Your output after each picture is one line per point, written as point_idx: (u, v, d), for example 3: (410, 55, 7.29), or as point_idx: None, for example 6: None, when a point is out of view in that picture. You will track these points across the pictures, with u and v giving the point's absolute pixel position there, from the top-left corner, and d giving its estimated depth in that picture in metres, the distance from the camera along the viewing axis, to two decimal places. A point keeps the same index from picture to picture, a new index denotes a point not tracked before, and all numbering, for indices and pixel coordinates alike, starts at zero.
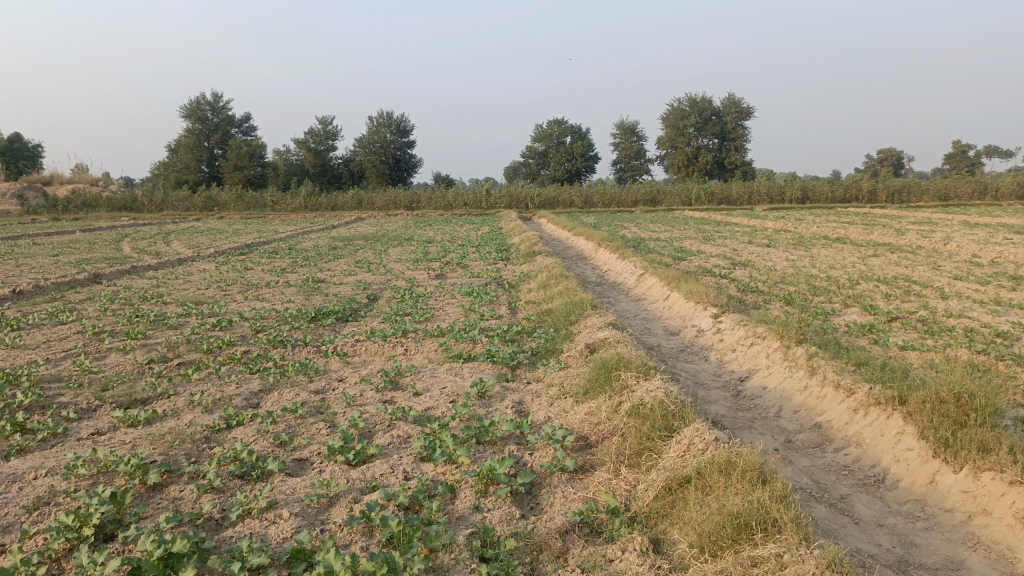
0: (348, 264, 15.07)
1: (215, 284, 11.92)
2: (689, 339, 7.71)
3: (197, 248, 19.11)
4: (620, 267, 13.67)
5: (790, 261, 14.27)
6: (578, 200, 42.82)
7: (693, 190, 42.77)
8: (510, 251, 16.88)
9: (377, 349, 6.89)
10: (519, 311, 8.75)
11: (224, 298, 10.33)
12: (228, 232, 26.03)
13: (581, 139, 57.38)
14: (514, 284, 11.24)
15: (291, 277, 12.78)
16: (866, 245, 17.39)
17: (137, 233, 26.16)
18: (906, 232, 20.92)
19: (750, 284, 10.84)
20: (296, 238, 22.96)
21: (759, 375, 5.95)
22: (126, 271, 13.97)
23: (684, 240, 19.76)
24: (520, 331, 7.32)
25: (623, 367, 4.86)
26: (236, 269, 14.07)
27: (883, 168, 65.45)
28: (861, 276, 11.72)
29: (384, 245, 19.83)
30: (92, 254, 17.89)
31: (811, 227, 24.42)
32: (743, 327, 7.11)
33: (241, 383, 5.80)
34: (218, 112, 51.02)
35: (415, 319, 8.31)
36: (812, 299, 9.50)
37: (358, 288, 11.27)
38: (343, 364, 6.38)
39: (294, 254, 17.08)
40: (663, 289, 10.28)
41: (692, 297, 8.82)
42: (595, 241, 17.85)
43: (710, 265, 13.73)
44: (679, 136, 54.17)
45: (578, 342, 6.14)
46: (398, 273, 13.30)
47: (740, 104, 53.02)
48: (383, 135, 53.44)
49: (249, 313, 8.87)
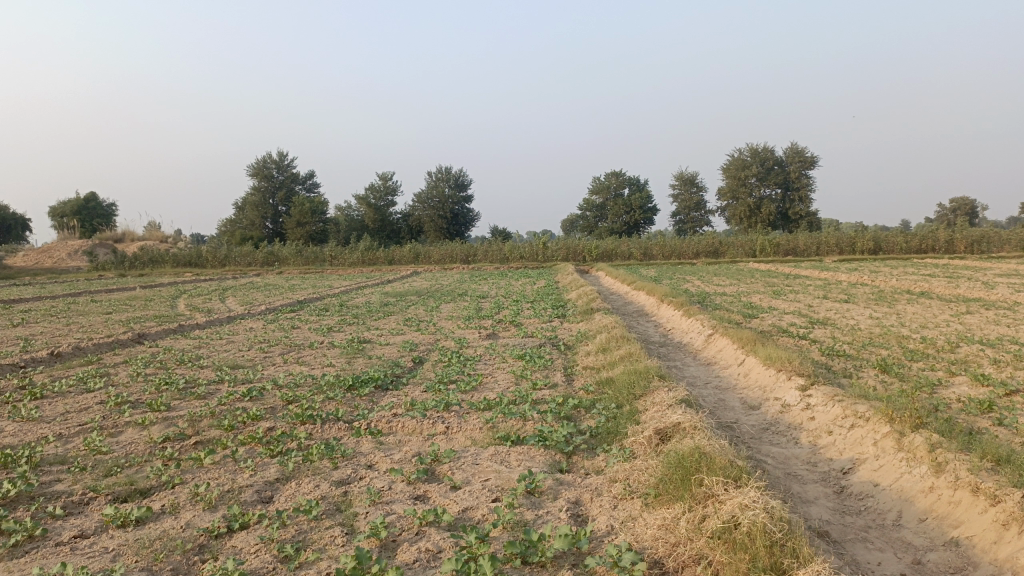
0: (397, 321, 14.48)
1: (257, 345, 11.39)
2: (772, 415, 6.70)
3: (250, 305, 18.92)
4: (686, 325, 12.69)
5: (873, 319, 13.07)
6: (637, 252, 42.14)
7: (756, 242, 41.53)
8: (568, 307, 16.12)
9: (415, 426, 6.10)
10: (577, 380, 7.87)
11: (262, 362, 9.74)
12: (283, 288, 25.95)
13: (639, 191, 56.70)
14: (571, 346, 10.41)
15: (337, 337, 12.21)
16: (955, 300, 16.00)
17: (196, 289, 26.30)
18: (995, 285, 19.33)
19: (834, 348, 9.74)
20: (349, 293, 22.67)
21: (867, 469, 4.94)
22: (172, 330, 13.65)
23: (753, 295, 18.68)
24: (578, 406, 6.44)
25: (701, 462, 3.97)
26: (284, 328, 13.62)
27: (956, 217, 62.78)
28: (960, 337, 10.50)
29: (436, 300, 19.28)
30: (146, 312, 17.84)
31: (889, 280, 22.95)
32: (838, 404, 6.10)
33: (258, 470, 5.08)
34: (282, 170, 52.24)
35: (461, 388, 7.52)
36: (910, 366, 8.37)
37: (404, 350, 10.58)
38: (374, 446, 5.60)
39: (345, 311, 16.61)
40: (737, 354, 9.28)
41: (772, 364, 7.81)
42: (656, 297, 16.95)
43: (785, 324, 12.65)
44: (739, 187, 52.97)
45: (646, 425, 5.22)
46: (448, 332, 12.62)
47: (803, 153, 51.67)
48: (441, 189, 53.75)
49: (284, 380, 8.22)
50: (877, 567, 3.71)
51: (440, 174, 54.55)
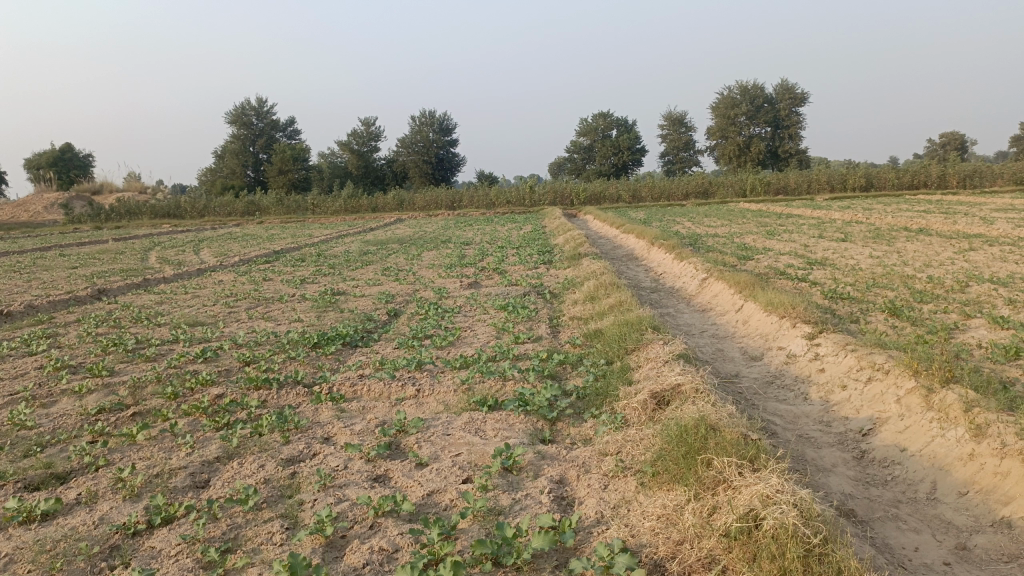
0: (376, 271, 13.76)
1: (222, 299, 10.67)
2: (776, 366, 6.12)
3: (223, 257, 18.09)
4: (678, 269, 12.07)
5: (874, 258, 12.42)
6: (626, 194, 41.30)
7: (747, 181, 40.69)
8: (555, 252, 15.45)
9: (383, 389, 5.47)
10: (563, 332, 7.22)
11: (225, 318, 9.04)
12: (262, 238, 24.99)
13: (627, 132, 55.48)
14: (557, 294, 9.75)
15: (309, 289, 11.49)
16: (956, 236, 15.41)
17: (171, 241, 25.34)
18: (994, 221, 18.73)
19: (838, 290, 9.13)
20: (329, 243, 21.83)
21: (890, 431, 4.36)
22: (136, 284, 12.88)
23: (746, 236, 18.04)
24: (563, 362, 5.81)
25: (708, 434, 3.37)
26: (254, 280, 12.87)
27: (948, 152, 61.84)
28: (969, 275, 9.91)
29: (418, 248, 18.55)
30: (114, 266, 17.01)
31: (884, 217, 22.34)
32: (852, 354, 5.49)
33: (199, 449, 4.46)
34: (261, 116, 50.57)
35: (436, 344, 6.85)
36: (921, 309, 7.76)
37: (379, 302, 9.87)
38: (334, 415, 4.95)
39: (321, 261, 15.84)
40: (734, 299, 8.67)
41: (774, 310, 7.20)
42: (646, 240, 16.28)
43: (782, 265, 12.01)
44: (729, 126, 51.85)
45: (639, 387, 4.57)
46: (428, 282, 11.93)
47: (794, 90, 50.53)
48: (425, 134, 52.33)
49: (243, 338, 7.53)
50: (915, 554, 3.12)
51: (424, 118, 53.06)
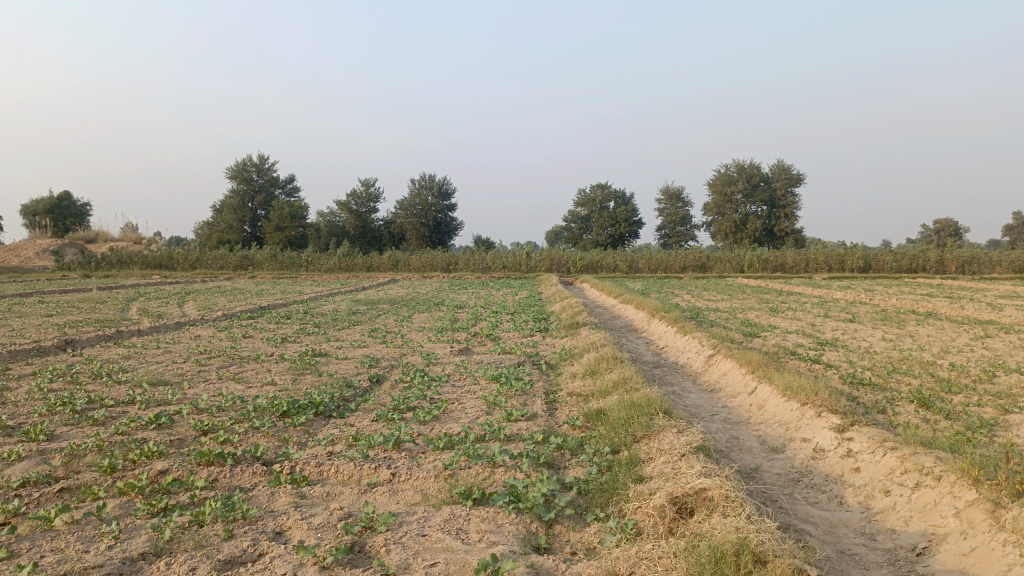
0: (363, 332, 13.08)
1: (193, 357, 9.94)
2: (802, 461, 5.41)
3: (206, 311, 17.39)
4: (681, 345, 11.43)
5: (886, 342, 11.82)
6: (623, 264, 40.93)
7: (744, 258, 40.47)
8: (551, 320, 14.83)
9: (353, 472, 4.74)
10: (560, 410, 6.53)
11: (192, 378, 8.29)
12: (251, 293, 24.33)
13: (625, 203, 55.66)
14: (554, 366, 9.09)
15: (289, 350, 10.76)
16: (966, 322, 14.85)
17: (156, 293, 24.55)
18: (1001, 307, 18.25)
19: (856, 375, 8.48)
20: (318, 301, 21.17)
21: (951, 553, 3.65)
22: (107, 336, 12.14)
23: (748, 312, 17.48)
24: (562, 447, 5.10)
25: (756, 572, 2.69)
26: (232, 337, 12.15)
27: (943, 238, 62.12)
28: (994, 364, 9.29)
29: (409, 309, 17.91)
30: (89, 316, 16.27)
31: (888, 299, 21.85)
32: (891, 453, 4.81)
33: (124, 541, 3.71)
34: (262, 172, 50.53)
35: (418, 419, 6.12)
36: (952, 401, 7.10)
37: (361, 367, 9.15)
38: (292, 504, 4.22)
39: (306, 320, 15.13)
40: (745, 380, 8.01)
41: (793, 396, 6.54)
42: (646, 311, 15.69)
43: (791, 345, 11.40)
44: (725, 203, 52.04)
45: (652, 485, 3.87)
46: (416, 346, 11.25)
47: (790, 170, 50.96)
48: (424, 197, 52.35)
49: (205, 401, 6.78)
50: None
51: (424, 181, 53.14)
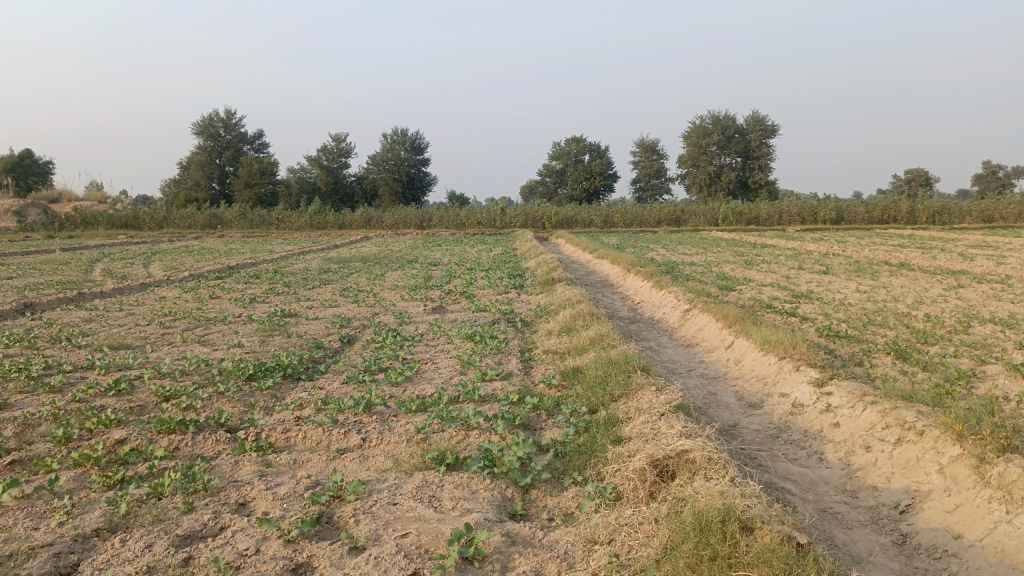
0: (334, 291, 12.80)
1: (158, 319, 9.63)
2: (781, 417, 5.33)
3: (173, 271, 16.95)
4: (657, 299, 11.32)
5: (862, 293, 11.81)
6: (598, 219, 40.72)
7: (719, 211, 40.45)
8: (527, 276, 14.65)
9: (321, 437, 4.56)
10: (536, 369, 6.38)
11: (156, 342, 8.01)
12: (220, 252, 23.79)
13: (600, 157, 55.23)
14: (529, 323, 8.93)
15: (258, 310, 10.48)
16: (939, 272, 14.91)
17: (122, 253, 23.91)
18: (972, 257, 18.38)
19: (833, 328, 8.43)
20: (289, 259, 20.75)
21: (936, 511, 3.58)
22: (68, 298, 11.74)
23: (724, 265, 17.43)
24: (538, 408, 4.96)
25: (745, 544, 2.58)
26: (199, 297, 11.82)
27: (913, 189, 62.62)
28: (968, 314, 9.29)
29: (382, 267, 17.62)
30: (51, 278, 15.77)
31: (861, 250, 21.94)
32: (872, 408, 4.73)
33: (77, 517, 3.51)
34: (229, 128, 49.29)
35: (390, 380, 5.94)
36: (930, 352, 7.06)
37: (332, 327, 8.91)
38: (257, 472, 4.04)
39: (276, 279, 14.80)
40: (722, 334, 7.92)
41: (772, 350, 6.44)
42: (622, 266, 15.55)
43: (767, 297, 11.34)
44: (700, 155, 51.83)
45: (632, 447, 3.73)
46: (389, 304, 11.02)
47: (764, 121, 50.77)
48: (396, 152, 51.48)
49: (168, 365, 6.53)
50: None
51: (395, 137, 52.19)
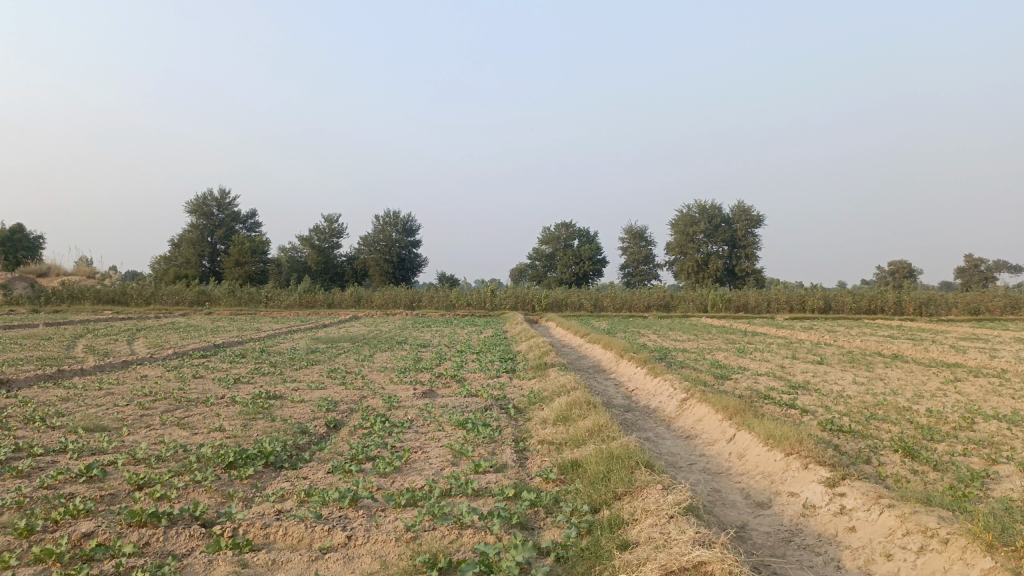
0: (321, 373, 12.48)
1: (137, 399, 9.29)
2: (791, 519, 5.05)
3: (157, 349, 16.59)
4: (652, 387, 11.08)
5: (858, 385, 11.62)
6: (588, 303, 40.74)
7: (708, 297, 40.62)
8: (518, 360, 14.41)
9: (303, 534, 4.24)
10: (532, 461, 6.09)
11: (133, 424, 7.66)
12: (206, 330, 23.44)
13: (589, 242, 55.79)
14: (522, 411, 8.65)
15: (242, 391, 10.15)
16: (933, 364, 14.79)
17: (106, 329, 23.52)
18: (964, 350, 18.32)
19: (835, 422, 8.19)
20: (276, 338, 20.43)
21: None
22: (46, 375, 11.38)
23: (716, 353, 17.25)
24: (535, 504, 4.68)
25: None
26: (182, 377, 11.47)
27: (897, 280, 63.39)
28: (971, 409, 9.08)
29: (371, 349, 17.34)
30: (31, 354, 15.38)
31: (852, 340, 21.88)
32: (890, 512, 4.48)
33: None
34: (223, 207, 49.67)
35: (378, 471, 5.63)
36: (937, 450, 6.82)
37: (318, 411, 8.59)
38: (232, 574, 3.71)
39: (262, 359, 14.48)
40: (722, 427, 7.67)
41: (777, 446, 6.20)
42: (614, 352, 15.36)
43: (764, 388, 11.13)
44: (688, 243, 52.46)
45: (641, 554, 3.46)
46: (377, 388, 10.71)
47: (750, 211, 51.66)
48: (388, 233, 51.83)
49: (143, 450, 6.20)
50: None
51: (388, 218, 52.66)
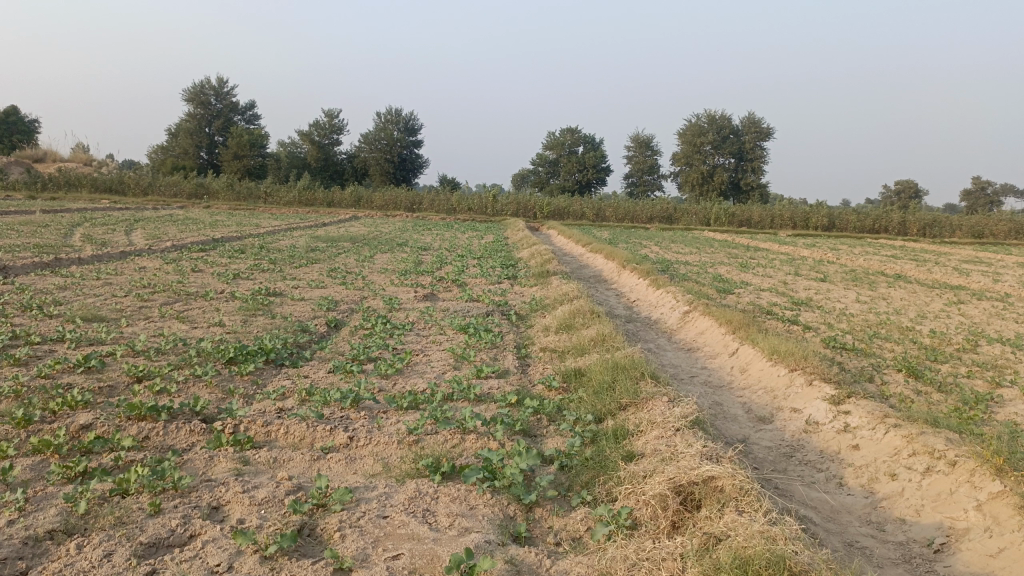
0: (321, 271, 12.38)
1: (136, 291, 9.20)
2: (793, 434, 5.04)
3: (155, 240, 16.41)
4: (654, 298, 11.01)
5: (861, 304, 11.55)
6: (590, 212, 40.36)
7: (711, 211, 40.24)
8: (519, 267, 14.30)
9: (304, 433, 4.21)
10: (534, 368, 6.05)
11: (132, 315, 7.58)
12: (205, 224, 23.20)
13: (594, 150, 54.85)
14: (524, 317, 8.58)
15: (241, 287, 10.05)
16: (937, 286, 14.71)
17: (104, 219, 23.27)
18: (967, 273, 18.20)
19: (838, 339, 8.15)
20: (275, 235, 20.25)
21: (975, 554, 3.28)
22: (43, 263, 11.25)
23: (719, 266, 17.14)
24: (539, 411, 4.64)
25: None
26: (180, 270, 11.36)
27: (902, 200, 62.77)
28: (974, 332, 9.04)
29: (371, 249, 17.19)
30: (27, 241, 15.21)
31: (854, 259, 21.74)
32: (895, 433, 4.45)
33: (28, 515, 3.13)
34: (221, 98, 48.45)
35: (380, 372, 5.58)
36: (941, 371, 6.79)
37: (318, 309, 8.52)
38: (234, 471, 3.68)
39: (261, 255, 14.35)
40: (725, 340, 7.62)
41: (782, 362, 6.15)
42: (617, 261, 15.24)
43: (766, 303, 11.06)
44: (694, 154, 51.56)
45: (648, 465, 3.42)
46: (377, 289, 10.63)
47: (760, 124, 50.56)
48: (389, 132, 50.82)
49: (142, 342, 6.13)
50: None
51: (389, 116, 51.53)
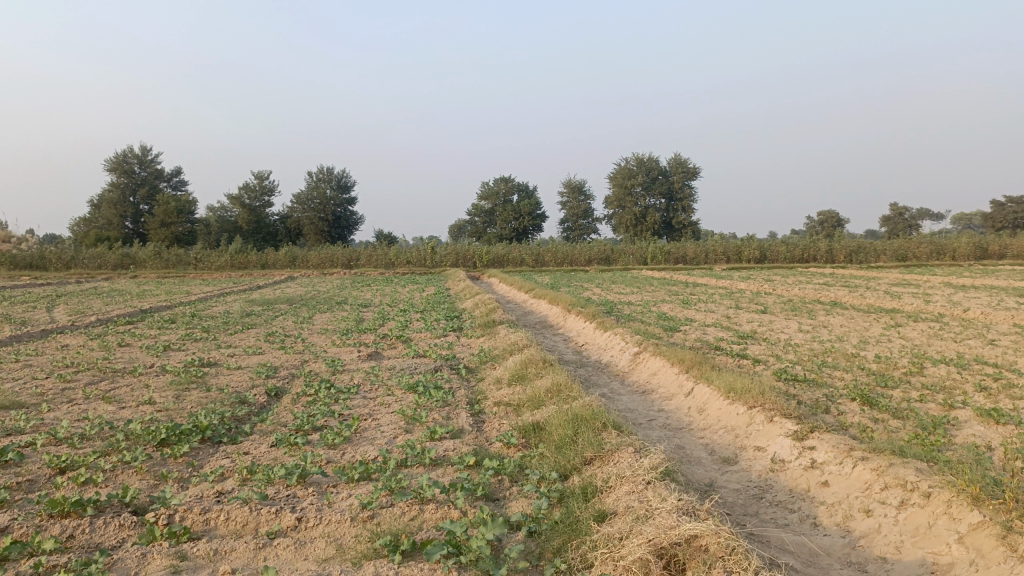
0: (258, 337, 11.91)
1: (58, 371, 8.61)
2: (761, 474, 4.90)
3: (79, 316, 15.63)
4: (602, 341, 10.91)
5: (805, 334, 11.67)
6: (529, 258, 40.51)
7: (647, 250, 40.87)
8: (463, 318, 14.07)
9: (248, 518, 3.87)
10: (490, 424, 5.80)
11: (53, 399, 7.06)
12: (132, 295, 22.31)
13: (528, 197, 55.43)
14: (474, 371, 8.34)
15: (173, 359, 9.55)
16: (872, 311, 15.05)
17: (23, 296, 22.17)
18: (898, 296, 18.74)
19: (789, 371, 8.14)
20: (208, 302, 19.56)
21: None
22: None
23: (661, 305, 17.23)
24: (500, 472, 4.39)
25: None
26: (106, 346, 10.76)
27: (826, 229, 65.08)
28: (917, 355, 9.18)
29: (310, 310, 16.72)
30: None
31: (790, 289, 22.21)
32: (864, 466, 4.36)
33: None
34: (145, 165, 47.38)
35: (327, 443, 5.25)
36: (894, 397, 6.80)
37: (257, 378, 8.11)
38: (170, 569, 3.31)
39: (194, 324, 13.78)
40: (679, 380, 7.52)
41: (740, 399, 6.06)
42: (561, 306, 15.16)
43: (713, 339, 11.08)
44: (625, 196, 52.57)
45: (623, 526, 3.21)
46: (319, 351, 10.25)
47: (686, 164, 52.00)
48: (322, 190, 50.38)
49: (65, 429, 5.66)
50: None
51: (321, 174, 51.17)
